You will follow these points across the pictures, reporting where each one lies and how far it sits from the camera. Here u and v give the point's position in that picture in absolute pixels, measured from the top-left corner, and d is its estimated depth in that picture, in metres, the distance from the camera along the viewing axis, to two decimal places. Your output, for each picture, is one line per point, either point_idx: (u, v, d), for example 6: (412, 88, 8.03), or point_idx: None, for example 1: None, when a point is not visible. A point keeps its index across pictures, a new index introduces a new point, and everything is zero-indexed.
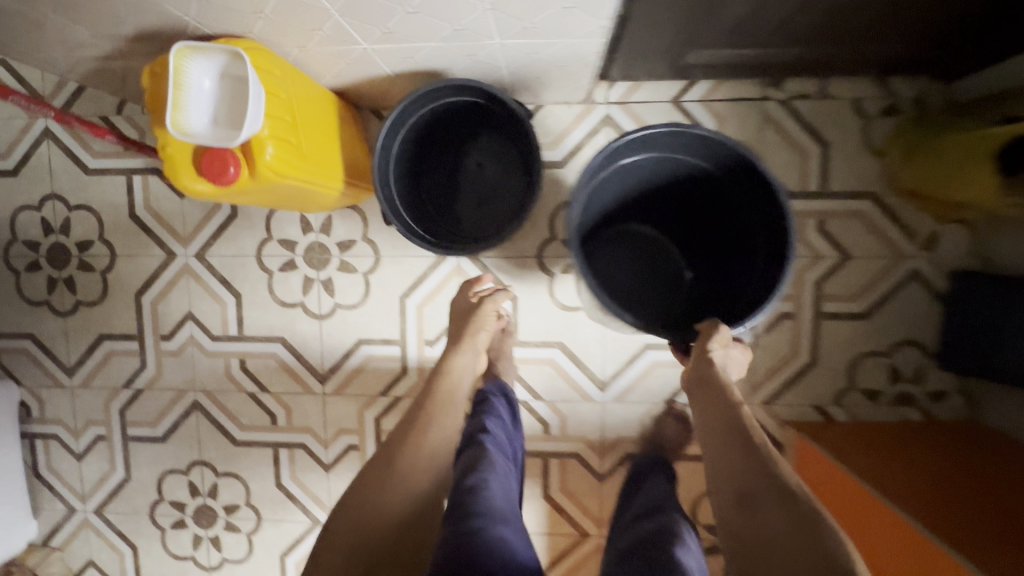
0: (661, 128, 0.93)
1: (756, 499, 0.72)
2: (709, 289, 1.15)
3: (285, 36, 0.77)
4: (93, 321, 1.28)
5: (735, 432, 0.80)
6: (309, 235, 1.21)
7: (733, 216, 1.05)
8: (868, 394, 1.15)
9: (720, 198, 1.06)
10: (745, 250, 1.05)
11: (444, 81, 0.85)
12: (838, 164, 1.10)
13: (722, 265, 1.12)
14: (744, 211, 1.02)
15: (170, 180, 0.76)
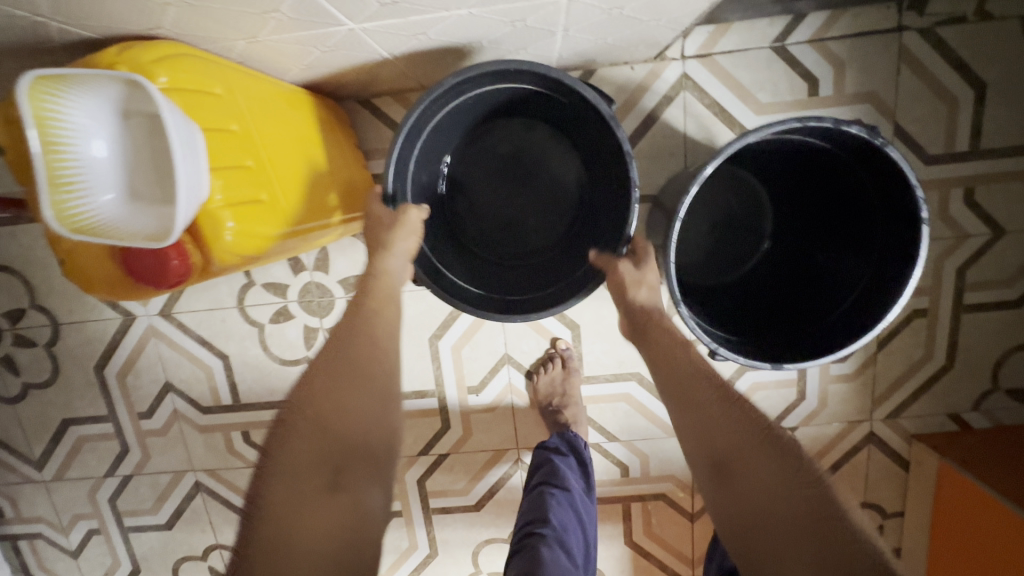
0: (808, 120, 0.61)
1: (737, 461, 0.52)
2: (794, 293, 0.79)
3: (224, 27, 0.47)
4: (50, 405, 1.03)
5: (692, 382, 0.59)
6: (302, 274, 0.94)
7: (857, 211, 0.73)
8: (1016, 394, 0.95)
9: (844, 186, 0.73)
10: (864, 257, 0.72)
11: (489, 66, 0.57)
12: (997, 112, 0.82)
13: (819, 265, 0.78)
14: (876, 203, 0.70)
15: (88, 286, 0.51)
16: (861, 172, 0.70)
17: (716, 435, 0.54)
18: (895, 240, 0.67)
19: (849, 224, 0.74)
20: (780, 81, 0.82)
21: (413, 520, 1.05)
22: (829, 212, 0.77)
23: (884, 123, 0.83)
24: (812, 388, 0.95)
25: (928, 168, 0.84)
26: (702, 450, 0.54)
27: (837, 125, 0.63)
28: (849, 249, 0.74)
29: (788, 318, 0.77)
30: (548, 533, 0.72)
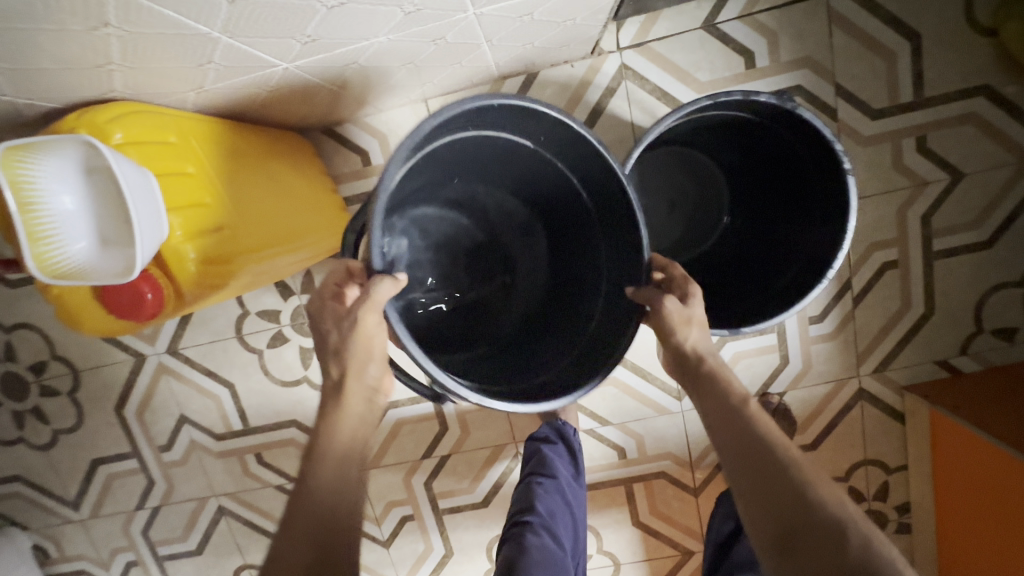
0: (718, 96, 0.64)
1: (806, 551, 0.50)
2: (752, 263, 0.80)
3: (170, 82, 0.53)
4: (79, 448, 1.10)
5: (759, 453, 0.57)
6: (292, 299, 1.00)
7: (790, 170, 0.75)
8: (1001, 334, 0.95)
9: (776, 149, 0.75)
10: (810, 215, 0.74)
11: (470, 103, 0.53)
12: (935, 60, 0.84)
13: (772, 231, 0.79)
14: (805, 162, 0.73)
15: (73, 327, 0.56)
16: (787, 134, 0.72)
17: (787, 519, 0.52)
18: (834, 195, 0.69)
19: (792, 186, 0.76)
20: (716, 59, 0.85)
21: (425, 522, 1.09)
22: (773, 178, 0.79)
23: (825, 85, 0.85)
24: (795, 352, 0.96)
25: (875, 123, 0.86)
26: (769, 528, 0.53)
27: (747, 96, 0.66)
28: (795, 209, 0.76)
29: (750, 283, 0.79)
30: (535, 521, 0.76)
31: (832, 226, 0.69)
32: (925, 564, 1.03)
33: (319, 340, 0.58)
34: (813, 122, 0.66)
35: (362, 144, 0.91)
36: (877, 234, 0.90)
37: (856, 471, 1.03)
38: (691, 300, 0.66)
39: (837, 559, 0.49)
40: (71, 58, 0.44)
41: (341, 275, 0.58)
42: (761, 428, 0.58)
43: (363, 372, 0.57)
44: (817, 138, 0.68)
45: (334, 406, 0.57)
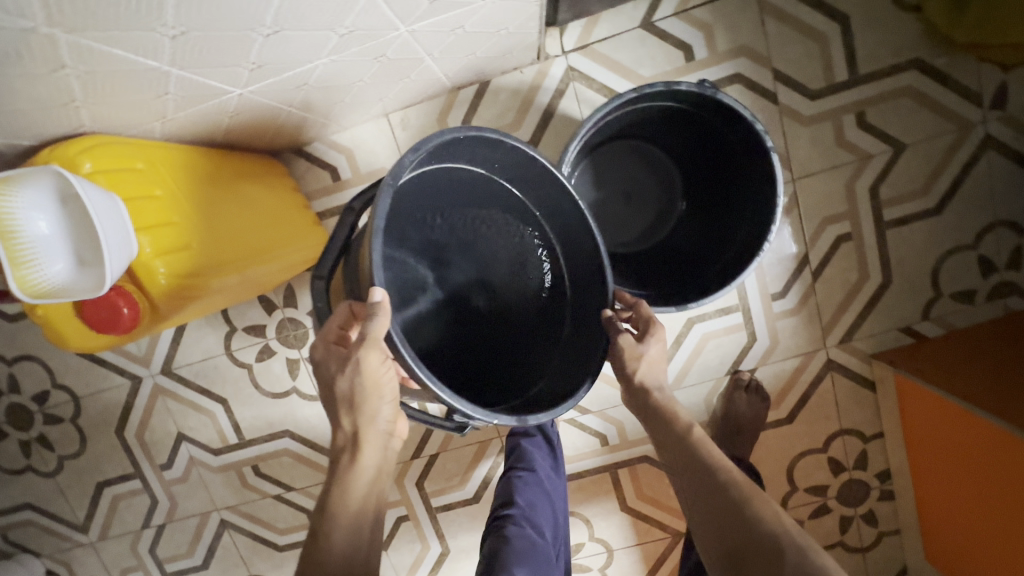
0: (643, 88, 0.70)
1: (745, 563, 0.57)
2: (694, 248, 0.84)
3: (133, 114, 0.58)
4: (85, 471, 1.14)
5: (704, 475, 0.65)
6: (276, 313, 1.05)
7: (721, 153, 0.79)
8: (960, 297, 0.98)
9: (709, 136, 0.79)
10: (743, 202, 0.78)
11: (436, 138, 0.59)
12: (864, 40, 0.88)
13: (713, 217, 0.83)
14: (733, 144, 0.77)
15: (57, 344, 0.61)
16: (720, 122, 0.75)
17: (728, 534, 0.60)
18: (762, 183, 0.74)
19: (725, 172, 0.80)
20: (657, 54, 0.89)
21: (420, 522, 1.12)
22: (712, 168, 0.82)
23: (763, 71, 0.89)
24: (761, 329, 1.00)
25: (815, 104, 0.90)
26: (717, 543, 0.61)
27: (670, 86, 0.71)
28: (731, 195, 0.80)
29: (693, 265, 0.83)
30: (515, 513, 0.75)
31: (761, 209, 0.74)
32: (910, 529, 1.04)
33: (329, 386, 0.63)
34: (733, 106, 0.70)
35: (331, 160, 0.96)
36: (828, 209, 0.94)
37: (834, 442, 1.05)
38: (646, 338, 0.74)
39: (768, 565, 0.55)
40: (37, 100, 0.48)
41: (342, 321, 0.64)
42: (705, 453, 0.67)
43: (377, 414, 0.64)
44: (739, 120, 0.73)
45: (349, 462, 0.64)
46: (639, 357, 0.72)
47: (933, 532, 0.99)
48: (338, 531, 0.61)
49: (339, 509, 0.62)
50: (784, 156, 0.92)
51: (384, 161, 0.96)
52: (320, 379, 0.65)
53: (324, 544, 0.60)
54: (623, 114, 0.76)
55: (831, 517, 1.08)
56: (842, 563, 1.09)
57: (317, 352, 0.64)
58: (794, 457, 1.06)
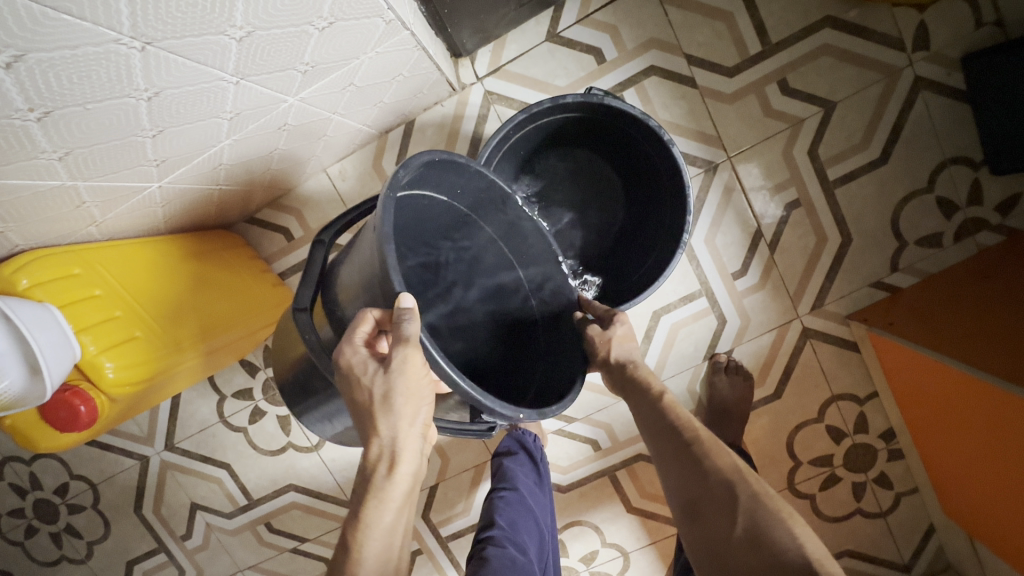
0: (531, 108, 0.71)
1: (704, 515, 0.55)
2: (618, 258, 0.83)
3: (63, 227, 0.62)
4: (114, 553, 1.20)
5: (670, 438, 0.62)
6: (259, 375, 1.09)
7: (630, 153, 0.79)
8: (926, 242, 0.95)
9: (615, 141, 0.79)
10: (661, 204, 0.79)
11: (407, 174, 0.57)
12: (769, 9, 0.88)
13: (637, 221, 0.82)
14: (638, 142, 0.77)
15: (28, 447, 0.65)
16: (625, 128, 0.76)
17: (689, 488, 0.57)
18: (673, 175, 0.75)
19: (637, 176, 0.80)
20: (568, 63, 0.91)
21: (435, 556, 1.13)
22: (630, 176, 0.81)
23: (675, 59, 0.90)
24: (729, 310, 0.99)
25: (733, 80, 0.90)
26: (678, 497, 0.58)
27: (556, 101, 0.72)
28: (649, 199, 0.80)
29: (624, 272, 0.82)
30: (496, 534, 0.74)
31: (679, 199, 0.75)
32: (927, 487, 1.00)
33: (362, 393, 0.55)
34: (624, 108, 0.72)
35: (282, 223, 1.00)
36: (771, 179, 0.93)
37: (829, 409, 1.03)
38: (611, 321, 0.70)
39: (726, 514, 0.53)
40: None
41: (367, 327, 0.56)
42: (671, 412, 0.63)
43: (417, 416, 0.56)
44: (636, 120, 0.74)
45: (385, 474, 0.56)
46: (612, 342, 0.68)
47: (946, 489, 0.95)
48: (371, 547, 0.54)
49: (371, 521, 0.55)
50: (716, 136, 0.92)
51: (331, 213, 0.99)
52: (347, 390, 0.57)
53: (356, 558, 0.54)
54: (527, 133, 0.77)
55: (843, 487, 1.05)
56: (865, 532, 1.06)
57: (343, 358, 0.56)
58: (792, 431, 1.04)
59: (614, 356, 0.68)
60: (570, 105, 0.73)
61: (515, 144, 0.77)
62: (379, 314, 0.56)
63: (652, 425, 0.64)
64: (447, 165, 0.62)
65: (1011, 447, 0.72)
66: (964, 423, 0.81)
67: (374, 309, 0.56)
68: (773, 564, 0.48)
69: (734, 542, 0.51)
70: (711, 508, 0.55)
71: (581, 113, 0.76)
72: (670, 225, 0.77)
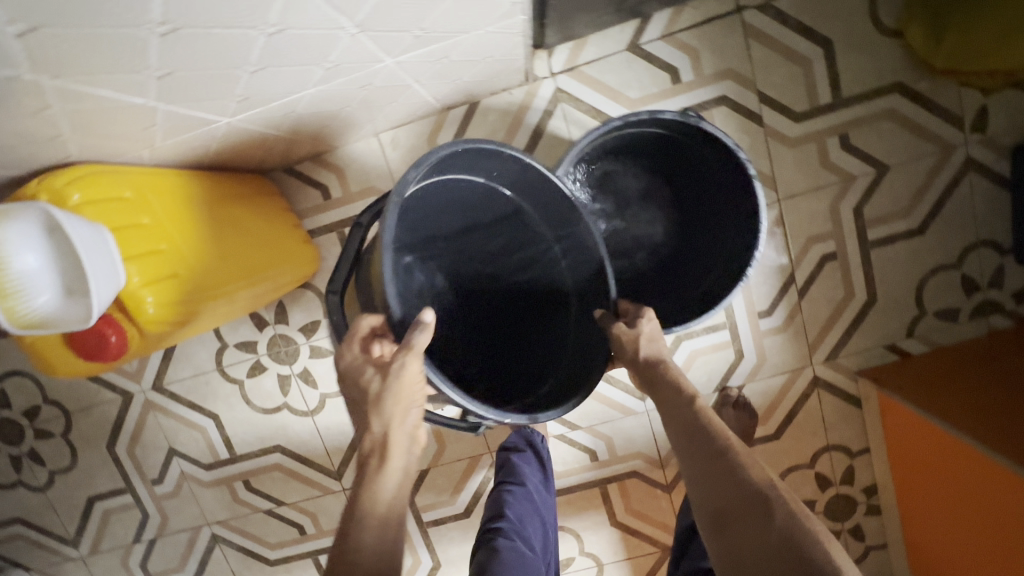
0: (626, 116, 0.71)
1: (737, 529, 0.53)
2: (678, 280, 0.81)
3: (119, 145, 0.58)
4: (75, 486, 1.14)
5: (702, 442, 0.58)
6: (265, 329, 1.05)
7: (708, 182, 0.79)
8: (943, 315, 0.98)
9: (696, 165, 0.79)
10: (723, 232, 0.78)
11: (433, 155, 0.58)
12: (848, 64, 0.89)
13: (690, 245, 0.81)
14: (717, 168, 0.77)
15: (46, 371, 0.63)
16: (706, 152, 0.77)
17: (721, 499, 0.55)
18: (746, 205, 0.75)
19: (711, 203, 0.79)
20: (644, 77, 0.90)
21: (411, 538, 1.12)
22: (704, 201, 0.79)
23: (748, 93, 0.91)
24: (749, 347, 1.01)
25: (799, 126, 0.92)
26: (706, 505, 0.56)
27: (654, 115, 0.72)
28: (710, 224, 0.80)
29: (675, 295, 0.81)
30: (505, 526, 0.76)
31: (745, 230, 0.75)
32: (897, 546, 1.05)
33: (357, 386, 0.58)
34: (715, 135, 0.73)
35: (322, 179, 0.97)
36: (813, 228, 0.95)
37: (821, 457, 1.06)
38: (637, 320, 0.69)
39: (762, 527, 0.52)
40: (27, 135, 0.49)
41: (364, 331, 0.59)
42: (705, 416, 0.60)
43: (408, 416, 0.58)
44: (722, 146, 0.74)
45: (377, 466, 0.57)
46: (641, 341, 0.66)
47: (916, 550, 0.99)
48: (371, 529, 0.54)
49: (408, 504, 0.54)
50: (771, 177, 0.94)
51: (375, 179, 0.96)
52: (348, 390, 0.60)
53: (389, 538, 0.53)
54: (614, 139, 0.77)
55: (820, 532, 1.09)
56: None
57: (342, 360, 0.59)
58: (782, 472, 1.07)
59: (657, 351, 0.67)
60: (665, 120, 0.73)
61: (598, 149, 0.78)
62: (375, 320, 0.59)
63: (684, 429, 0.60)
64: (476, 151, 0.64)
65: (993, 524, 0.76)
66: (951, 495, 0.84)
67: (370, 315, 0.59)
68: None
69: (770, 560, 0.50)
70: (746, 523, 0.53)
71: (672, 131, 0.76)
72: (740, 257, 0.76)
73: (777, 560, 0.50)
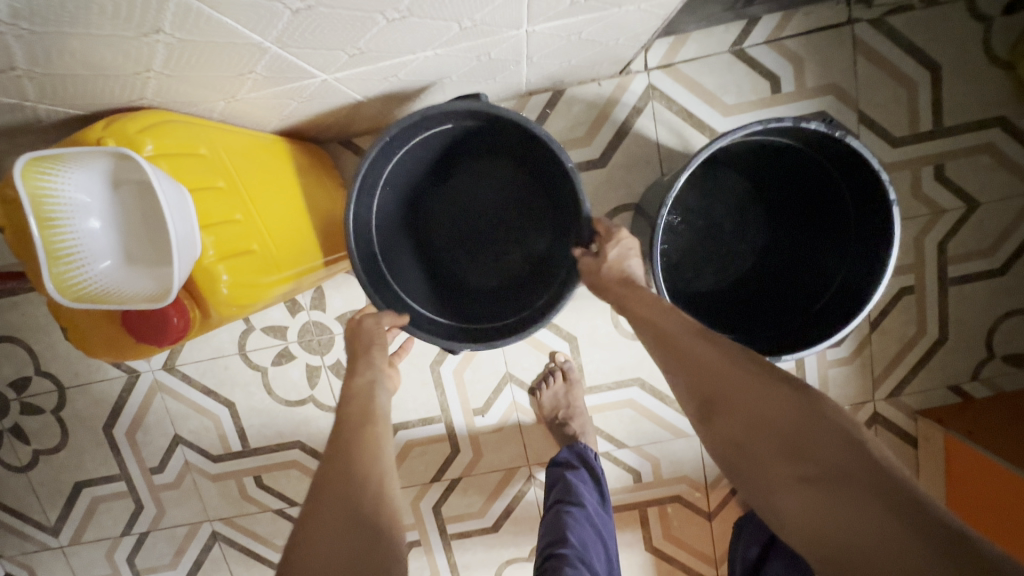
0: (769, 122, 0.63)
1: (726, 410, 0.47)
2: (781, 298, 0.77)
3: (201, 92, 0.49)
4: (61, 469, 1.03)
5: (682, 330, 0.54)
6: (299, 314, 0.96)
7: (829, 200, 0.74)
8: (1012, 360, 0.96)
9: (816, 180, 0.74)
10: (842, 244, 0.73)
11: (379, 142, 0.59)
12: (953, 92, 0.86)
13: (795, 259, 0.77)
14: (843, 185, 0.71)
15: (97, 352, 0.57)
16: (830, 167, 0.71)
17: (707, 381, 0.50)
18: (871, 228, 0.68)
19: (827, 223, 0.75)
20: (744, 83, 0.85)
21: (433, 550, 1.05)
22: (821, 218, 0.75)
23: (849, 111, 0.86)
24: (812, 376, 0.96)
25: (894, 151, 0.87)
26: (692, 396, 0.51)
27: (797, 124, 0.64)
28: (829, 233, 0.74)
29: (784, 306, 0.76)
30: (570, 554, 0.69)
31: (869, 244, 0.68)
32: None
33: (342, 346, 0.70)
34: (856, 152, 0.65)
35: None
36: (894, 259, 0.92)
37: None
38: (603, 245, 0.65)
39: (759, 398, 0.46)
40: (114, 66, 0.41)
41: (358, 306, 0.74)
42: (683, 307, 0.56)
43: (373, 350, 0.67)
44: (854, 166, 0.67)
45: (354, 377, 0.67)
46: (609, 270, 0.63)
47: None
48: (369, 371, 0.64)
49: None
50: None
51: None
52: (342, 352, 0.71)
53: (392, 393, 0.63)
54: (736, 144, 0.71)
55: None
56: None
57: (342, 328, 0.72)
58: None
59: (624, 275, 0.62)
60: (803, 130, 0.66)
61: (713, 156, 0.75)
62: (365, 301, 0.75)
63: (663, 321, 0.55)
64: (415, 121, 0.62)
65: None
66: (1006, 543, 0.80)
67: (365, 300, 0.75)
68: (807, 451, 0.43)
69: (770, 433, 0.45)
70: (738, 400, 0.47)
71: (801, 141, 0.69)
72: (860, 283, 0.69)
73: (778, 433, 0.44)
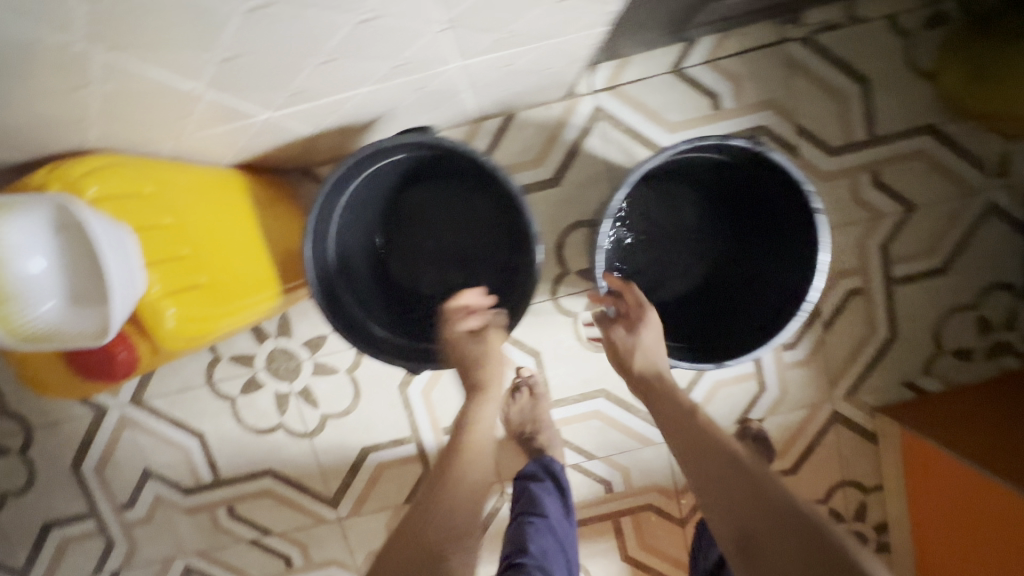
0: (695, 141, 0.66)
1: (761, 547, 0.52)
2: (730, 305, 0.80)
3: (144, 135, 0.51)
4: (29, 511, 1.02)
5: (713, 457, 0.60)
6: (265, 342, 0.97)
7: (766, 210, 0.77)
8: (959, 354, 0.99)
9: (753, 192, 0.77)
10: (783, 251, 0.75)
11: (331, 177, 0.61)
12: (883, 102, 0.90)
13: (743, 264, 0.80)
14: (776, 195, 0.74)
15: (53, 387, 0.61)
16: (763, 179, 0.74)
17: (741, 518, 0.54)
18: (802, 235, 0.72)
19: (767, 233, 0.78)
20: (686, 101, 0.89)
21: None
22: (762, 227, 0.78)
23: (786, 124, 0.90)
24: (771, 379, 0.99)
25: (832, 160, 0.92)
26: (728, 533, 0.55)
27: (723, 140, 0.68)
28: (771, 240, 0.77)
29: (733, 311, 0.79)
30: (529, 562, 0.70)
31: (802, 251, 0.72)
32: None
33: None
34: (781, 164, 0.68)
35: None
36: (840, 263, 0.95)
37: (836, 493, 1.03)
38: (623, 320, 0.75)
39: (786, 541, 0.51)
40: (51, 114, 0.43)
41: None
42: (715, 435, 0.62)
43: None
44: (782, 178, 0.71)
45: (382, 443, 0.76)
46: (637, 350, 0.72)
47: None
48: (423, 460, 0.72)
49: None
50: None
51: None
52: None
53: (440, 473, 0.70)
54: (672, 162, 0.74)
55: None
56: None
57: None
58: None
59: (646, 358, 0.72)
60: (732, 147, 0.70)
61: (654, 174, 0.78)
62: None
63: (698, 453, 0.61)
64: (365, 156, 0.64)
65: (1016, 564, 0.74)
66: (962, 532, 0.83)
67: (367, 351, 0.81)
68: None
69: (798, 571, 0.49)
70: (771, 539, 0.52)
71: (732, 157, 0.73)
72: (795, 287, 0.72)
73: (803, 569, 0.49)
